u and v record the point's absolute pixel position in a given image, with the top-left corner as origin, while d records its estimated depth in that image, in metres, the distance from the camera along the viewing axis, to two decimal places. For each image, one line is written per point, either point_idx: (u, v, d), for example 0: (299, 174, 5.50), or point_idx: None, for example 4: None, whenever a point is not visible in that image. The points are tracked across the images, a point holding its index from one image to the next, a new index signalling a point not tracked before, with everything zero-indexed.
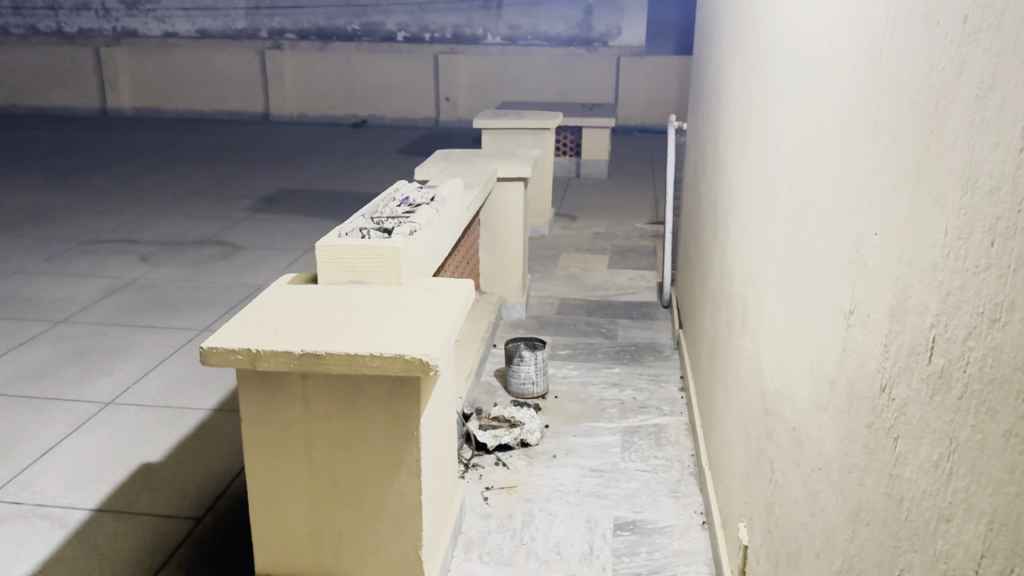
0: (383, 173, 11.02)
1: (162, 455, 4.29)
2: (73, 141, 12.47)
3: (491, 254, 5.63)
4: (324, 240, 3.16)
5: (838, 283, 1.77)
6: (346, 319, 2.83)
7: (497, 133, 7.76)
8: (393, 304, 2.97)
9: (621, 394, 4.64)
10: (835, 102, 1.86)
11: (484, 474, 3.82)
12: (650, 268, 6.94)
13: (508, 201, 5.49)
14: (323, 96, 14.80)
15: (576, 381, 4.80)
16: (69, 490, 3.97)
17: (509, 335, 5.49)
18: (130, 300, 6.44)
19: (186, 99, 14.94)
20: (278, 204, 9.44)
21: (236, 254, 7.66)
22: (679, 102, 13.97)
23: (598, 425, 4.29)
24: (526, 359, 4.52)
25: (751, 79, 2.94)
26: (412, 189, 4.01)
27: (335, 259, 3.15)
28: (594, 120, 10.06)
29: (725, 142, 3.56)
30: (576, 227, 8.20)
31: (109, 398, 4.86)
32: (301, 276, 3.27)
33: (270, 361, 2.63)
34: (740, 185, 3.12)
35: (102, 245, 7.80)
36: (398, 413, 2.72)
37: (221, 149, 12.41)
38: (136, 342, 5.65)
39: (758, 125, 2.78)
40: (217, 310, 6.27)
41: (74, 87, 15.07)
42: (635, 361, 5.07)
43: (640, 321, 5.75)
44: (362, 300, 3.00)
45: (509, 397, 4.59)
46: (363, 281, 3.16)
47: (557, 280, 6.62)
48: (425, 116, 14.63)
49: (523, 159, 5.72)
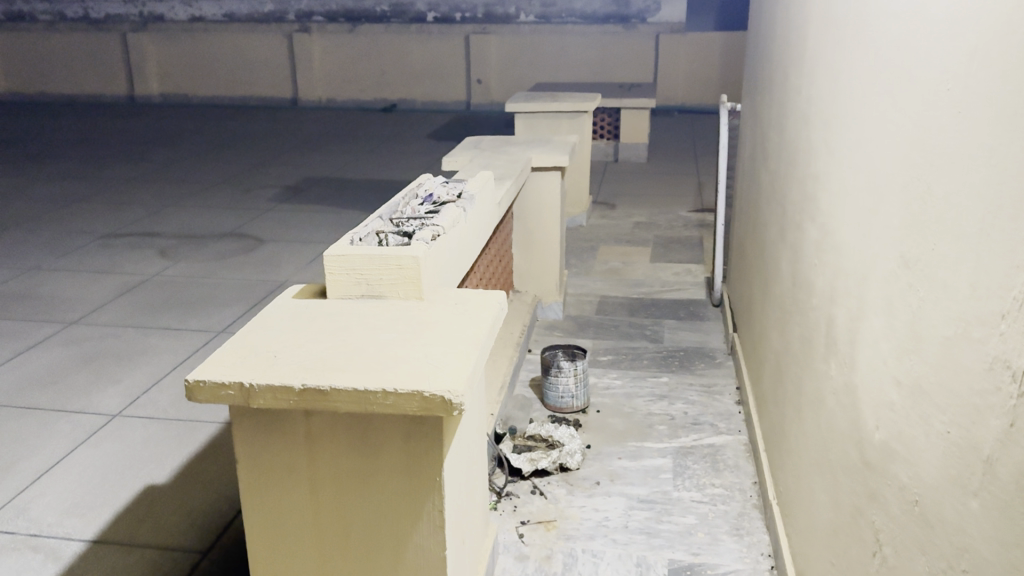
0: (412, 161, 10.60)
1: (168, 476, 3.93)
2: (100, 128, 12.22)
3: (524, 250, 5.18)
4: (333, 247, 2.73)
5: (998, 327, 1.32)
6: (357, 345, 2.41)
7: (531, 117, 7.29)
8: (412, 325, 2.55)
9: (671, 408, 4.18)
10: (987, 79, 1.40)
11: (519, 505, 3.40)
12: (696, 260, 6.44)
13: (544, 192, 5.03)
14: (352, 80, 14.38)
15: (620, 393, 4.34)
16: (68, 517, 3.63)
17: (545, 338, 5.06)
18: (146, 299, 6.11)
19: (215, 86, 14.71)
20: (303, 193, 9.08)
21: (260, 248, 7.31)
22: (722, 79, 13.37)
23: (646, 445, 3.84)
24: (565, 369, 4.08)
25: (843, 49, 2.44)
26: (437, 184, 3.56)
27: (346, 270, 2.73)
28: (634, 101, 9.51)
29: (800, 123, 3.07)
30: (615, 216, 7.71)
31: (117, 410, 4.52)
32: (309, 287, 2.85)
33: (265, 397, 2.23)
34: (824, 180, 2.63)
35: (122, 239, 7.50)
36: (417, 457, 2.30)
37: (248, 136, 12.06)
38: (149, 346, 5.32)
39: (851, 105, 2.31)
40: (235, 309, 5.91)
41: (102, 74, 14.86)
42: (684, 369, 4.61)
43: (687, 322, 5.27)
44: (376, 321, 2.57)
45: (546, 411, 4.16)
46: (379, 295, 2.73)
47: (596, 275, 6.15)
48: (456, 99, 14.16)
49: (559, 145, 5.24)
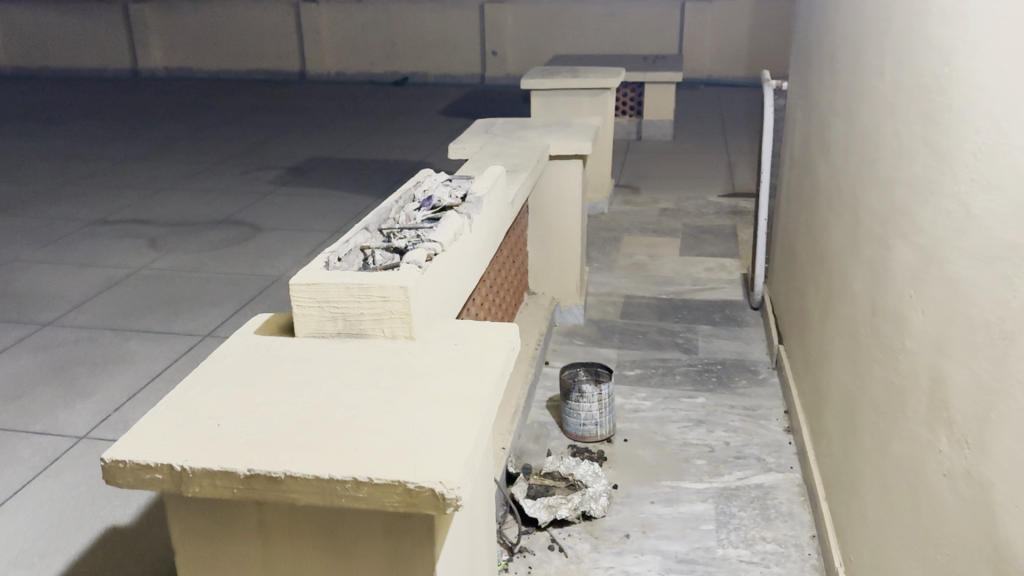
0: (422, 138, 10.02)
1: (133, 516, 3.44)
2: (99, 105, 11.70)
3: (541, 247, 4.61)
4: (302, 273, 2.16)
5: None
6: (325, 407, 1.87)
7: (548, 95, 6.68)
8: (399, 375, 2.00)
9: (710, 437, 3.63)
10: None
11: (535, 566, 2.88)
12: (730, 253, 5.85)
13: (564, 183, 4.46)
14: (361, 52, 13.73)
15: (651, 418, 3.79)
16: (13, 568, 3.15)
17: (565, 347, 4.52)
18: (130, 296, 5.62)
19: (220, 59, 14.13)
20: (306, 175, 8.53)
21: (256, 237, 6.79)
22: (750, 51, 12.67)
23: (683, 485, 3.31)
24: (588, 395, 3.53)
25: (965, 19, 1.85)
26: (438, 185, 3.01)
27: (317, 302, 2.16)
28: (660, 74, 8.86)
29: (884, 111, 2.47)
30: (639, 202, 7.11)
31: (83, 431, 4.03)
32: (276, 321, 2.30)
33: (205, 485, 1.71)
34: (926, 190, 2.06)
35: (109, 227, 7.00)
36: (402, 560, 1.76)
37: (251, 111, 11.50)
38: (127, 353, 4.83)
39: (981, 94, 1.73)
40: (224, 309, 5.41)
41: (103, 46, 14.29)
42: (723, 386, 4.05)
43: (724, 327, 4.70)
44: (353, 370, 2.02)
45: (565, 440, 3.63)
46: (359, 333, 2.17)
47: (620, 271, 5.58)
48: (470, 72, 13.51)
49: (581, 129, 4.65)
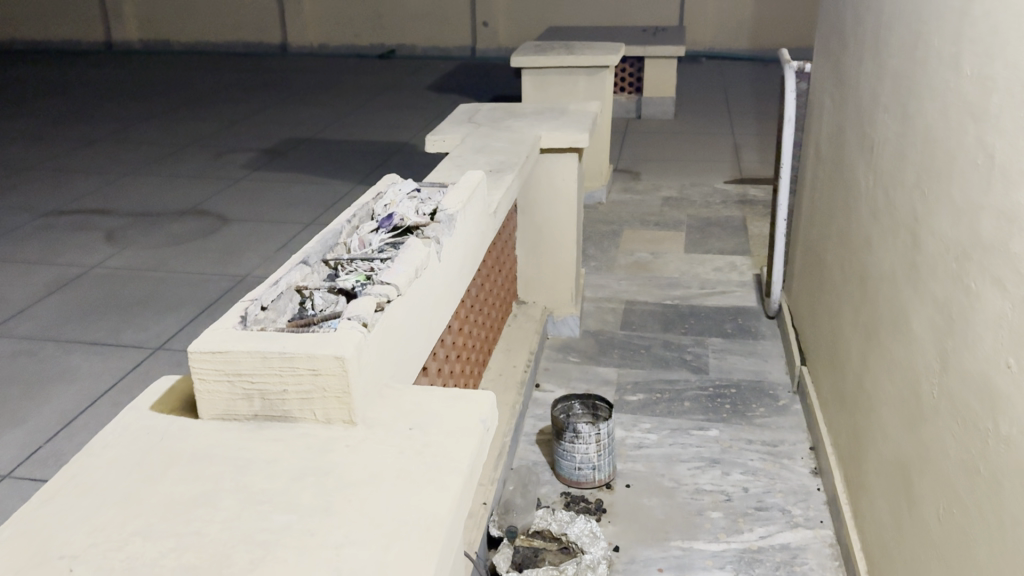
0: (407, 117, 9.42)
1: None
2: (67, 82, 11.05)
3: (531, 252, 4.08)
4: (205, 340, 1.64)
5: None
6: (222, 546, 1.34)
7: (541, 74, 6.10)
8: (329, 482, 1.48)
9: (727, 482, 3.13)
10: None
11: None
12: (740, 250, 5.32)
13: (556, 180, 3.91)
14: (346, 23, 13.05)
15: (657, 457, 3.29)
16: None
17: (558, 364, 4.01)
18: (78, 300, 5.08)
19: (198, 31, 13.43)
20: (282, 158, 7.96)
21: (223, 229, 6.23)
22: (754, 21, 12.04)
23: (696, 546, 2.81)
24: (584, 436, 3.02)
25: None
26: (403, 198, 2.47)
27: (225, 376, 1.63)
28: (661, 49, 8.27)
29: (965, 113, 1.93)
30: (639, 189, 6.56)
31: (7, 469, 3.52)
32: (178, 394, 1.77)
33: None
34: None
35: (65, 218, 6.43)
36: None
37: (228, 88, 10.87)
38: (67, 370, 4.30)
39: None
40: (180, 316, 4.87)
41: (76, 17, 13.56)
42: (738, 416, 3.54)
43: (737, 341, 4.18)
44: (268, 477, 1.50)
45: (557, 486, 3.14)
46: (282, 416, 1.65)
47: (619, 271, 5.06)
48: (460, 45, 12.85)
49: (575, 116, 4.09)
